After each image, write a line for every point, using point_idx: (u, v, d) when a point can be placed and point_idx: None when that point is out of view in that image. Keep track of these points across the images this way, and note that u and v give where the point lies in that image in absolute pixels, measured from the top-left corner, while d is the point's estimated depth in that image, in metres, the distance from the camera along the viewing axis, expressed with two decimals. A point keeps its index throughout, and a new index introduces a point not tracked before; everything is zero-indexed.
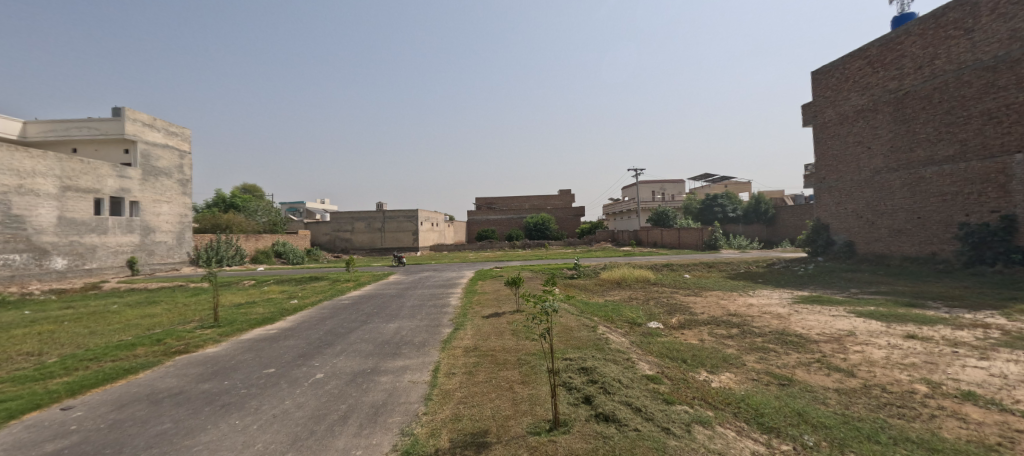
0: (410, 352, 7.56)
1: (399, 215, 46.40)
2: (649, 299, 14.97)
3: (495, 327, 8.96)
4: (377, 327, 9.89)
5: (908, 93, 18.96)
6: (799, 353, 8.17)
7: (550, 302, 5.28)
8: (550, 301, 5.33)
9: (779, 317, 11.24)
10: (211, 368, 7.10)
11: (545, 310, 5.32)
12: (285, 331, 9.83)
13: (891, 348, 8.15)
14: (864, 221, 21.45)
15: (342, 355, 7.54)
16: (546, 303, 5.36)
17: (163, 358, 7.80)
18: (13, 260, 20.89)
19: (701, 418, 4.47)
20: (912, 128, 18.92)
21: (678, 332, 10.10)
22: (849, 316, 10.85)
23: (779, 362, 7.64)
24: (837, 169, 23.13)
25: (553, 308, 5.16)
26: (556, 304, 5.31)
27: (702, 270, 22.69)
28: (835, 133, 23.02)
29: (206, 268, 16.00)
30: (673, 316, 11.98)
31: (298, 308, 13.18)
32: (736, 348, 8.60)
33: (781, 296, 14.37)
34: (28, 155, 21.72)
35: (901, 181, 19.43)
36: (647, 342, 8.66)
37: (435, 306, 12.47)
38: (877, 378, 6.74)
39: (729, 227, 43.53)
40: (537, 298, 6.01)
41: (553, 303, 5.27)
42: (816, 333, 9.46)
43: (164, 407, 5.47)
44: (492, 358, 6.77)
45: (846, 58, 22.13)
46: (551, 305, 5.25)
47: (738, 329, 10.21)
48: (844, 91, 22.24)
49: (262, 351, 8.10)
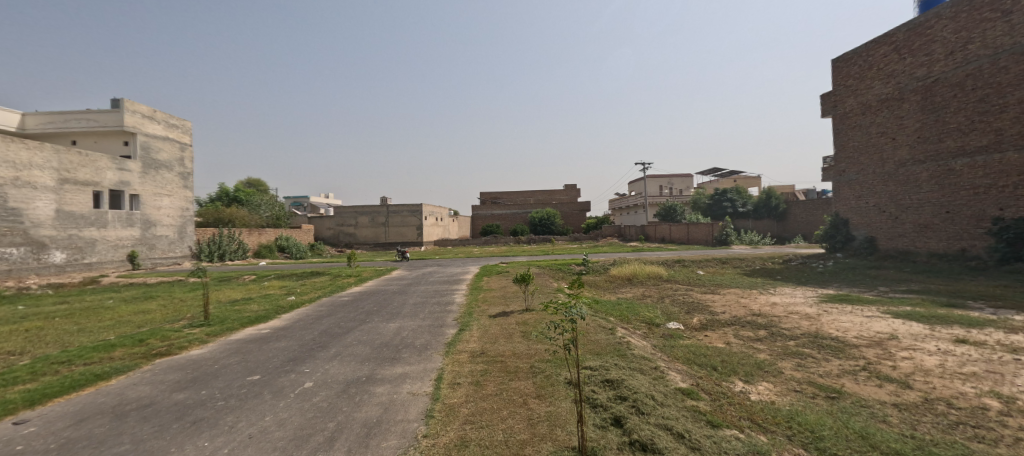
0: (411, 357, 6.83)
1: (403, 209, 45.77)
2: (663, 297, 14.19)
3: (503, 329, 8.22)
4: (377, 327, 9.16)
5: (938, 80, 17.94)
6: (840, 360, 7.36)
7: (577, 309, 4.44)
8: (577, 306, 4.50)
9: (809, 317, 10.43)
10: (190, 374, 6.41)
11: (569, 316, 4.46)
12: (279, 331, 9.14)
13: (943, 355, 7.32)
14: (888, 216, 20.49)
15: (336, 360, 6.81)
16: (570, 309, 4.50)
17: (140, 362, 7.11)
18: (10, 254, 20.46)
19: (757, 448, 3.71)
20: (941, 118, 17.90)
21: (701, 333, 9.33)
22: (886, 317, 10.01)
23: (821, 370, 6.85)
24: (858, 162, 22.11)
25: (580, 316, 4.30)
26: (584, 311, 4.45)
27: (716, 267, 21.84)
28: (857, 124, 21.99)
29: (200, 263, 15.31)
30: (693, 315, 11.19)
31: (295, 306, 12.49)
32: (769, 353, 7.82)
33: (805, 295, 13.52)
34: (24, 147, 21.17)
35: (929, 174, 18.42)
36: (670, 346, 7.88)
37: (438, 304, 11.73)
38: (937, 390, 5.95)
39: (740, 222, 42.56)
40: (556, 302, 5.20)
41: (580, 310, 4.41)
42: (854, 337, 8.64)
43: (129, 423, 4.78)
44: (501, 365, 6.04)
45: (869, 45, 21.11)
46: (579, 312, 4.41)
47: (766, 331, 9.42)
48: (867, 80, 21.20)
49: (249, 355, 7.37)
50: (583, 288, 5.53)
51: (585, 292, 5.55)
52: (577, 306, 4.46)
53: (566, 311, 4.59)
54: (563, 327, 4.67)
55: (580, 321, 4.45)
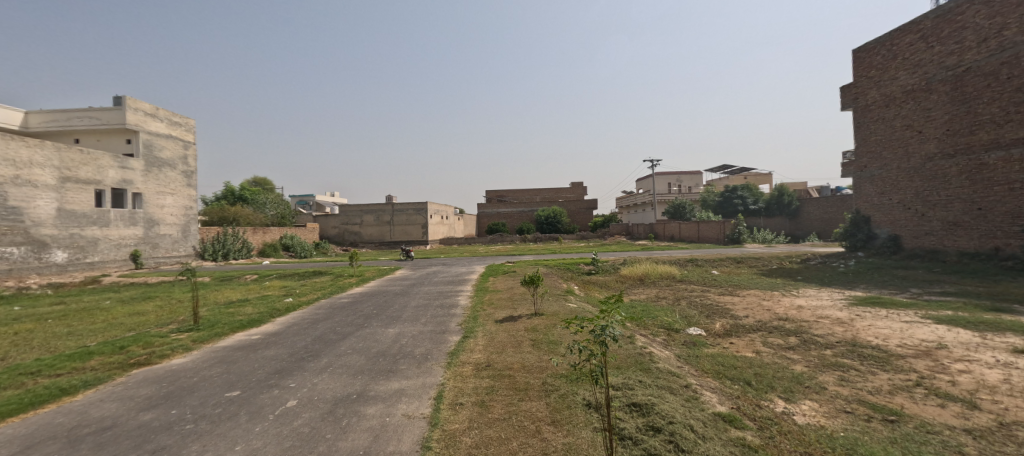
0: (408, 369, 6.16)
1: (408, 207, 45.29)
2: (679, 299, 13.45)
3: (510, 337, 7.52)
4: (375, 334, 8.50)
5: (969, 69, 16.95)
6: (888, 373, 6.58)
7: (611, 328, 3.88)
8: (609, 323, 3.96)
9: (842, 323, 9.62)
10: (165, 388, 5.78)
11: (599, 334, 3.92)
12: (269, 337, 8.50)
13: (1005, 368, 6.52)
14: (913, 213, 19.53)
15: (326, 373, 6.14)
16: (601, 327, 3.94)
17: (113, 374, 6.48)
18: (10, 253, 20.09)
19: None
20: (972, 109, 16.90)
21: (725, 340, 8.57)
22: (926, 323, 9.21)
23: (869, 386, 6.08)
24: (881, 156, 21.12)
25: (613, 334, 3.75)
26: (618, 330, 3.91)
27: (731, 266, 20.96)
28: (880, 117, 21.01)
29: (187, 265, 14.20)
30: (713, 320, 10.39)
31: (291, 308, 11.89)
32: (805, 365, 7.04)
33: (832, 297, 12.74)
34: (24, 144, 20.76)
35: (959, 168, 17.43)
36: (695, 356, 7.14)
37: (441, 307, 11.02)
38: (1012, 413, 5.15)
39: (751, 220, 40.83)
40: (581, 320, 4.47)
41: (614, 328, 3.86)
42: (897, 346, 7.84)
43: (81, 451, 4.15)
44: (509, 381, 5.35)
45: (893, 33, 20.11)
46: (614, 330, 3.87)
47: (796, 338, 8.65)
48: (892, 70, 20.21)
49: (234, 365, 6.73)
50: (614, 303, 4.96)
51: (614, 308, 5.01)
52: (609, 324, 3.92)
53: (595, 327, 4.04)
54: (590, 346, 4.06)
55: (614, 341, 3.92)
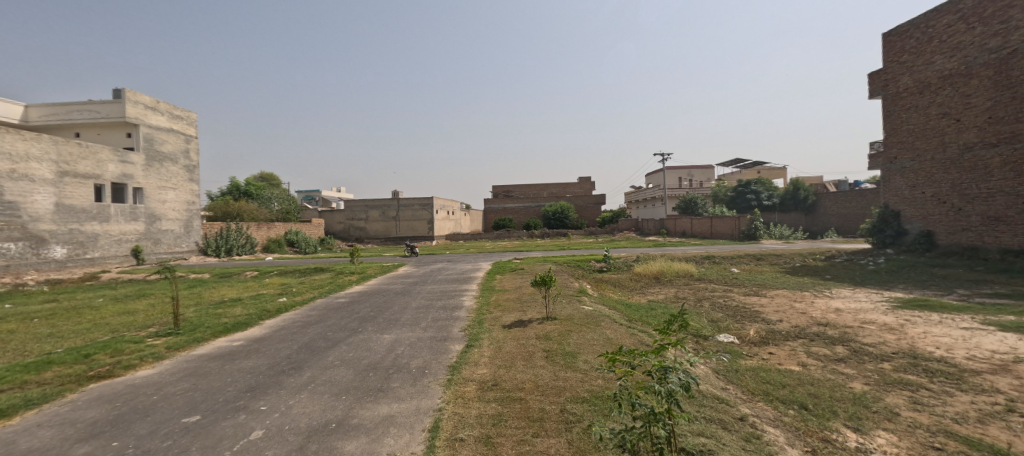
0: (401, 388, 5.23)
1: (414, 202, 44.55)
2: (701, 300, 12.49)
3: (520, 346, 6.58)
4: (369, 340, 7.62)
5: (1016, 51, 15.61)
6: (967, 394, 5.56)
7: (678, 372, 3.07)
8: (675, 364, 3.13)
9: (891, 329, 8.54)
10: (116, 411, 4.93)
11: (662, 382, 3.07)
12: (252, 344, 7.65)
13: None
14: (948, 207, 18.26)
15: (305, 392, 5.25)
16: (663, 371, 3.09)
17: (65, 389, 5.64)
18: (8, 249, 19.50)
19: None
20: (1019, 94, 15.58)
21: (762, 349, 7.60)
22: (989, 330, 8.13)
23: (950, 412, 5.09)
24: (913, 147, 19.83)
25: (682, 383, 2.92)
26: (687, 378, 3.08)
27: (751, 264, 19.81)
28: (912, 105, 19.71)
29: (167, 265, 12.43)
30: (745, 325, 9.34)
31: (284, 308, 11.08)
32: (864, 382, 6.03)
33: (870, 298, 11.63)
34: (20, 137, 20.08)
35: (1002, 159, 16.16)
36: (734, 370, 6.17)
37: (444, 309, 10.14)
38: None
39: (766, 216, 39.99)
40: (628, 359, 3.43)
41: (683, 375, 3.06)
42: (966, 358, 6.79)
43: None
44: (521, 406, 4.44)
45: (930, 14, 18.75)
46: (683, 377, 3.06)
47: (844, 347, 7.63)
48: (927, 54, 18.90)
49: (204, 380, 5.87)
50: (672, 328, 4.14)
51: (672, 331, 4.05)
52: (674, 367, 3.08)
53: (654, 370, 3.22)
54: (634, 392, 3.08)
55: (682, 391, 3.10)
